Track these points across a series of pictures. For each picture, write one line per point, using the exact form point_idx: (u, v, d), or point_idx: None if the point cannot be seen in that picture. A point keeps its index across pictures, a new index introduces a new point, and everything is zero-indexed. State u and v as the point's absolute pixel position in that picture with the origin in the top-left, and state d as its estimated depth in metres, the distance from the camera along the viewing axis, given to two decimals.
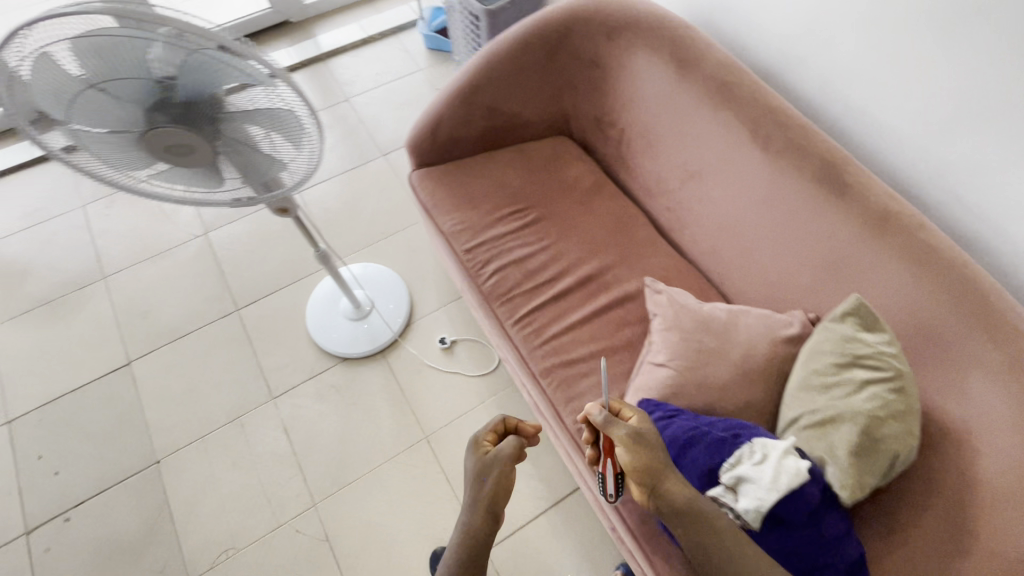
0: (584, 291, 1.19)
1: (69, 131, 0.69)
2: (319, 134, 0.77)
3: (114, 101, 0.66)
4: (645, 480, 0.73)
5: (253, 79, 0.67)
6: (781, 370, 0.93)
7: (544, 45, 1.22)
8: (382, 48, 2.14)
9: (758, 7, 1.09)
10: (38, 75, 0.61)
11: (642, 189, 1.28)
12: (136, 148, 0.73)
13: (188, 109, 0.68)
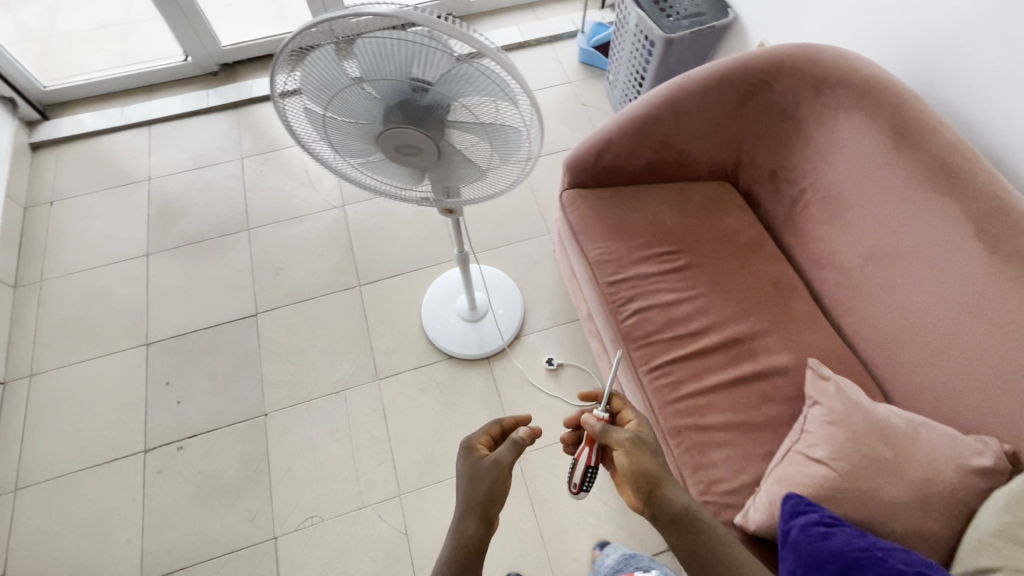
0: (728, 354, 1.11)
1: (316, 115, 0.72)
2: (537, 157, 0.75)
3: (369, 97, 0.67)
4: (641, 484, 0.80)
5: (504, 97, 0.65)
6: (964, 506, 0.82)
7: (740, 89, 1.15)
8: (536, 55, 2.14)
9: (1007, 89, 0.96)
10: (310, 63, 0.63)
11: (810, 256, 1.19)
12: (366, 139, 0.75)
13: (431, 114, 0.68)
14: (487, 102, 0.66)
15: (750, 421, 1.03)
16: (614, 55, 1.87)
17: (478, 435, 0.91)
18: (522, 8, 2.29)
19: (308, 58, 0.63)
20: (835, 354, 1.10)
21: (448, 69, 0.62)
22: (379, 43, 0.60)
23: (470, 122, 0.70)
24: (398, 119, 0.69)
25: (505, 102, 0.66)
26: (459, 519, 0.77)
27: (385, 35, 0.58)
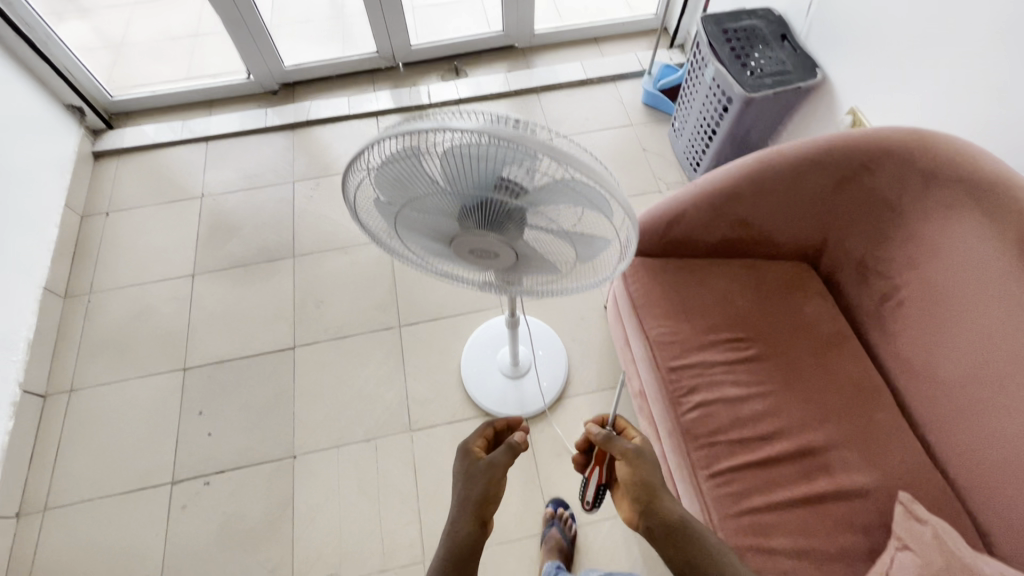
0: (800, 465, 1.00)
1: (385, 206, 0.65)
2: (622, 265, 0.67)
3: (447, 199, 0.60)
4: (641, 495, 0.79)
5: (599, 211, 0.58)
6: None
7: (836, 172, 1.05)
8: (598, 94, 2.07)
9: None
10: (385, 164, 0.57)
11: (898, 360, 1.07)
12: (435, 232, 0.68)
13: (514, 220, 0.61)
14: (576, 211, 0.59)
15: (821, 547, 0.92)
16: (682, 103, 1.77)
17: (475, 440, 0.89)
18: (587, 43, 2.22)
19: (387, 159, 0.56)
20: (925, 478, 0.97)
21: (539, 182, 0.54)
22: (470, 155, 0.53)
23: (553, 229, 0.62)
24: (473, 222, 0.62)
25: (599, 214, 0.59)
26: (453, 520, 0.73)
27: (473, 149, 0.51)
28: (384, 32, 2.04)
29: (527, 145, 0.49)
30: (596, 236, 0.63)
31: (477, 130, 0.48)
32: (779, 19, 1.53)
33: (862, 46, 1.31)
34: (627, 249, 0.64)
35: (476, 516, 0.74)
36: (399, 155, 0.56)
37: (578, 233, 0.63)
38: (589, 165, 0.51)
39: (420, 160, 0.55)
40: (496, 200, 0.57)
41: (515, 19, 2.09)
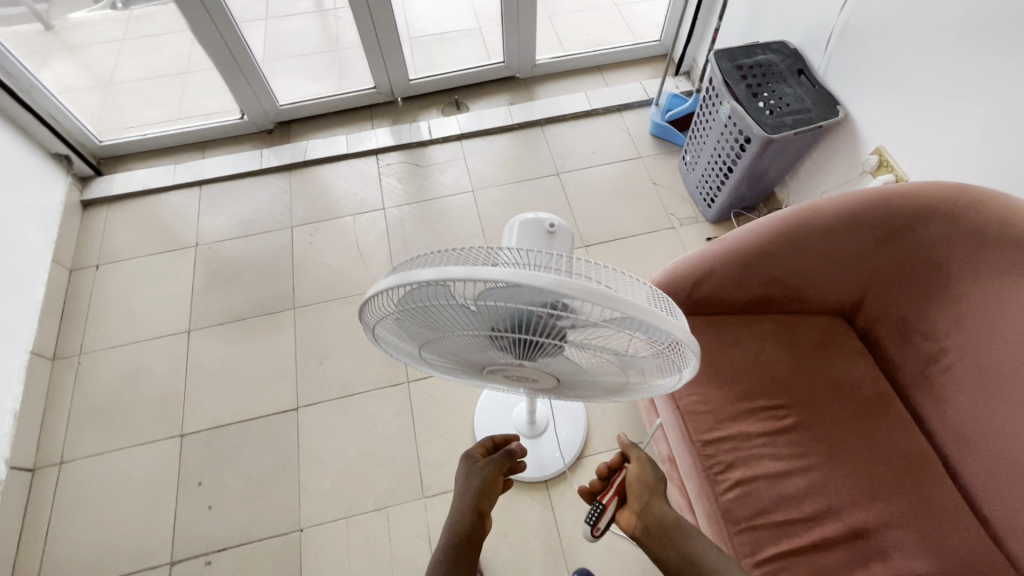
0: (850, 550, 0.93)
1: (406, 333, 0.59)
2: (670, 389, 0.60)
3: (477, 330, 0.54)
4: (645, 490, 0.94)
5: (651, 344, 0.51)
6: None
7: (876, 230, 0.99)
8: (604, 125, 2.01)
9: None
10: (407, 303, 0.52)
11: (946, 426, 1.00)
12: (460, 356, 0.61)
13: (552, 352, 0.55)
14: (623, 344, 0.53)
15: None
16: (693, 137, 1.71)
17: (475, 447, 0.98)
18: (590, 72, 2.17)
19: (409, 295, 0.50)
20: (987, 561, 0.90)
21: (584, 321, 0.48)
22: (508, 297, 0.47)
23: (595, 359, 0.56)
24: (504, 351, 0.57)
25: (649, 347, 0.53)
26: (456, 512, 0.84)
27: (512, 293, 0.45)
28: (381, 67, 1.98)
29: (566, 291, 0.43)
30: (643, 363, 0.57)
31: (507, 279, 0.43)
32: (795, 52, 1.47)
33: (887, 83, 1.25)
34: (677, 376, 0.57)
35: (475, 509, 0.85)
36: (421, 296, 0.50)
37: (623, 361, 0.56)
38: (640, 306, 0.45)
39: (450, 298, 0.49)
40: (531, 336, 0.52)
41: (516, 51, 2.04)
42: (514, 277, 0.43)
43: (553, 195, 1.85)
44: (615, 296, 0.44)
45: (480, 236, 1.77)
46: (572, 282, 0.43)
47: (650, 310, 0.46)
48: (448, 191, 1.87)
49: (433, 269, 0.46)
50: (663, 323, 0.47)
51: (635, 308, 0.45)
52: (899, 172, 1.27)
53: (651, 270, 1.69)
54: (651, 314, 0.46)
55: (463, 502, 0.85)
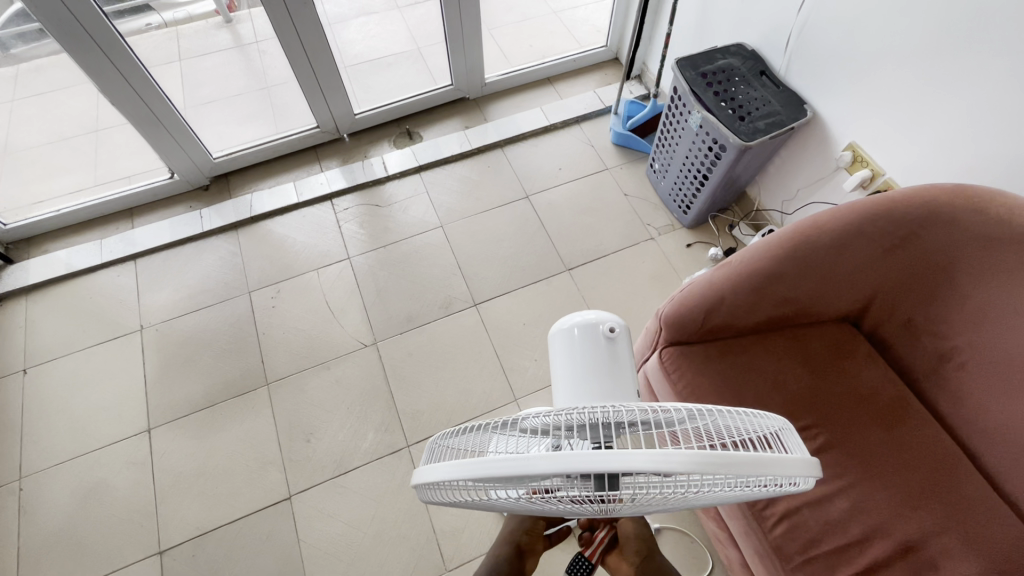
0: (904, 567, 0.91)
1: (464, 500, 0.51)
2: (758, 498, 0.55)
3: (554, 499, 0.47)
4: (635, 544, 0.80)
5: (755, 481, 0.46)
6: None
7: (877, 242, 1.00)
8: (565, 139, 1.96)
9: None
10: (459, 486, 0.47)
11: (968, 423, 1.01)
12: (526, 508, 0.54)
13: (638, 504, 0.48)
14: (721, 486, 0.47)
15: None
16: (661, 145, 1.68)
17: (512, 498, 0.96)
18: (541, 85, 2.11)
19: (479, 478, 0.44)
20: None
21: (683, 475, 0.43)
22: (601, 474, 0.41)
23: (684, 499, 0.50)
24: (582, 506, 0.50)
25: (752, 483, 0.47)
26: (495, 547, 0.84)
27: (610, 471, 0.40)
28: (322, 105, 1.83)
29: (677, 464, 0.37)
30: (737, 492, 0.51)
31: (595, 465, 0.37)
32: (754, 53, 1.46)
33: (853, 79, 1.24)
34: (771, 492, 0.52)
35: (514, 546, 0.84)
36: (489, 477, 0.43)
37: (716, 494, 0.50)
38: (754, 456, 0.40)
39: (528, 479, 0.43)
40: (609, 499, 0.45)
41: (463, 72, 1.94)
42: (603, 461, 0.37)
43: (526, 219, 1.78)
44: (728, 455, 0.38)
45: (457, 275, 1.67)
46: (679, 452, 0.38)
47: (763, 455, 0.40)
48: (415, 230, 1.76)
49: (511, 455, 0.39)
50: (781, 465, 0.41)
51: (748, 458, 0.39)
52: (874, 166, 1.28)
53: (639, 286, 1.65)
54: (767, 460, 0.41)
55: (505, 530, 0.87)
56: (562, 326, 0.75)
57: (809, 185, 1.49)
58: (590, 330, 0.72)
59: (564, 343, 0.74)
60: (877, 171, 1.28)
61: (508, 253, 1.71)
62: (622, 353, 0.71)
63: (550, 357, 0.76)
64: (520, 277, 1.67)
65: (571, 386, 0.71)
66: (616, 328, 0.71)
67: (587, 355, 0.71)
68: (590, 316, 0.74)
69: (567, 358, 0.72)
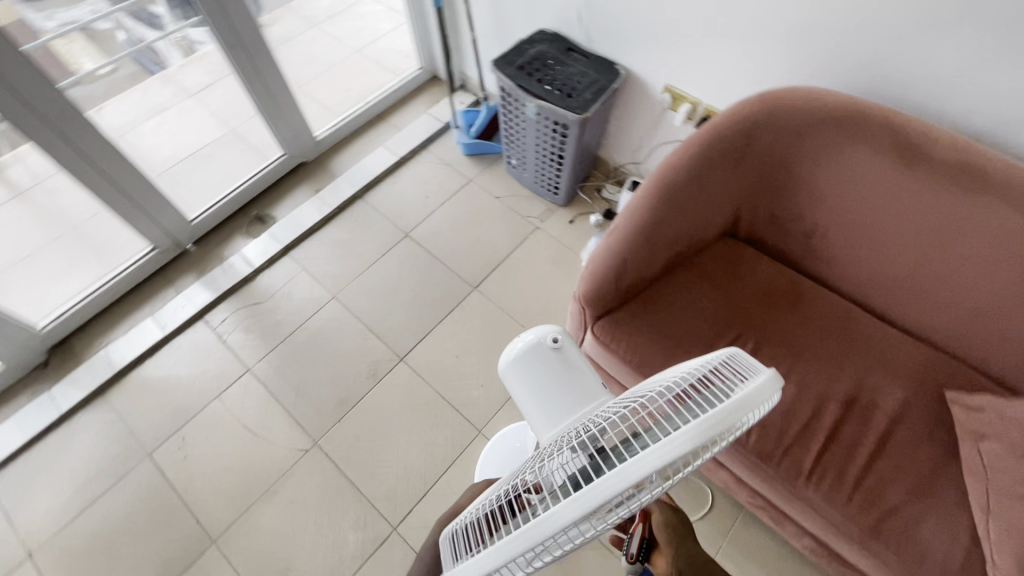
0: (854, 418, 1.03)
1: None
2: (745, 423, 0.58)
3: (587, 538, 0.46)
4: (668, 534, 0.74)
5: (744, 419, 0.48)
6: None
7: (723, 161, 1.12)
8: (419, 166, 1.95)
9: (943, 78, 1.01)
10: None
11: (846, 277, 1.18)
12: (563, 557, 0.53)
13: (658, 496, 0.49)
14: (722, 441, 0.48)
15: (928, 480, 0.96)
16: (510, 142, 1.73)
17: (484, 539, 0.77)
18: (375, 125, 2.08)
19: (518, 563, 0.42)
20: (930, 362, 1.08)
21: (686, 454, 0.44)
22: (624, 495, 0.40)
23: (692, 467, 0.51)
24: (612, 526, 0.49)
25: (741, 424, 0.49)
26: None
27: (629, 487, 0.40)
28: (150, 223, 1.63)
29: (683, 448, 0.38)
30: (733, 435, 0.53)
31: (615, 491, 0.37)
32: (554, 34, 1.55)
33: (649, 30, 1.38)
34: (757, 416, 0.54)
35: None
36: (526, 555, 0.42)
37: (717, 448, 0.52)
38: (739, 402, 0.41)
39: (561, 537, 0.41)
40: (634, 506, 0.45)
41: (292, 137, 1.85)
42: (619, 481, 0.37)
43: (416, 257, 1.74)
44: (718, 414, 0.40)
45: (372, 337, 1.59)
46: (679, 434, 0.38)
47: (746, 396, 0.42)
48: (307, 312, 1.64)
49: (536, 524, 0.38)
50: (761, 395, 0.43)
51: (736, 407, 0.41)
52: (690, 99, 1.43)
53: (545, 274, 1.69)
54: (746, 396, 0.42)
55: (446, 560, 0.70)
56: (509, 354, 0.74)
57: (647, 131, 1.62)
58: (534, 346, 0.71)
59: (520, 374, 0.71)
60: (695, 102, 1.43)
61: (414, 296, 1.66)
62: (573, 359, 0.72)
63: (509, 387, 0.72)
64: (435, 312, 1.63)
65: (543, 406, 0.68)
66: (559, 336, 0.73)
67: (544, 370, 0.70)
68: (527, 333, 0.74)
69: (528, 381, 0.70)
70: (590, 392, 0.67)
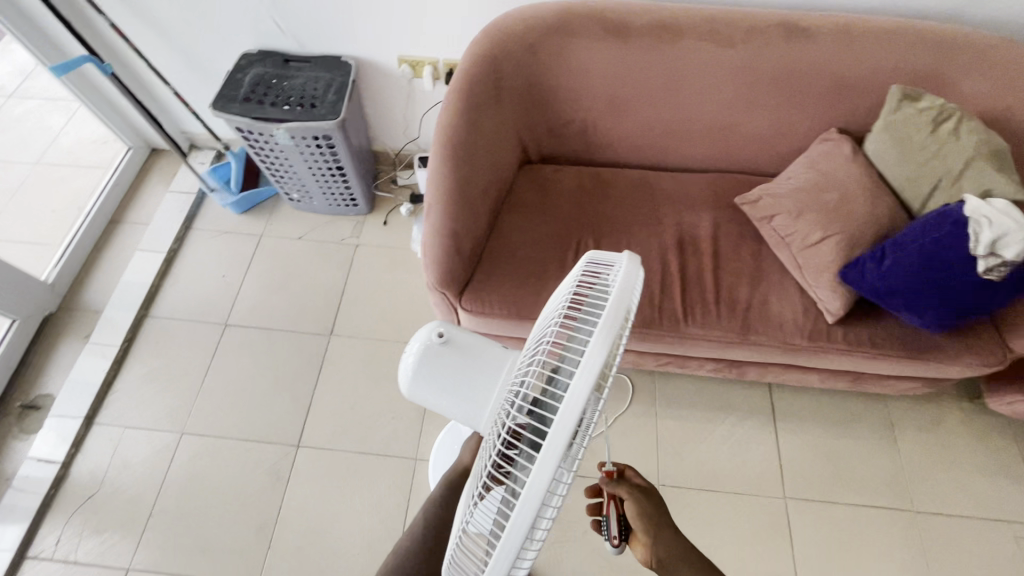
0: (691, 253, 1.19)
1: None
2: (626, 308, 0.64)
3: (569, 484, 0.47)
4: (645, 522, 0.67)
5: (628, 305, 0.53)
6: (873, 173, 1.11)
7: (486, 101, 1.16)
8: (195, 249, 1.69)
9: None
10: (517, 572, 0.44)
11: (626, 152, 1.34)
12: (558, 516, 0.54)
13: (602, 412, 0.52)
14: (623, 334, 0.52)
15: (758, 268, 1.17)
16: (280, 179, 1.59)
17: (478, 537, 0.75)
18: (115, 232, 1.73)
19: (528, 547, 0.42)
20: (714, 183, 1.30)
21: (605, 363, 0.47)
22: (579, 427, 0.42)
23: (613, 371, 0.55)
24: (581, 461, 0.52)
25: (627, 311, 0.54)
26: None
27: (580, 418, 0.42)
28: None
29: (602, 357, 0.40)
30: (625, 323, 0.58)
31: (572, 427, 0.38)
32: (263, 52, 1.44)
33: (352, 11, 1.34)
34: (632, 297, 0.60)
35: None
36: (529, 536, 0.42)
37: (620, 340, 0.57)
38: (621, 294, 0.45)
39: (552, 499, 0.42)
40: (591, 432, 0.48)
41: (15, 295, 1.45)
42: (570, 416, 0.39)
43: (250, 341, 1.53)
44: (611, 312, 0.43)
45: (252, 445, 1.39)
46: (594, 348, 0.41)
47: (623, 285, 0.46)
48: (159, 469, 1.36)
49: (525, 501, 0.39)
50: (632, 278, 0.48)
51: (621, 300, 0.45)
52: (427, 61, 1.43)
53: (390, 284, 1.62)
54: (623, 285, 0.45)
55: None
56: (400, 366, 0.65)
57: (404, 106, 1.60)
58: (422, 351, 0.63)
59: (425, 387, 0.63)
60: (433, 62, 1.43)
61: (271, 379, 1.48)
62: (465, 341, 0.64)
63: (422, 405, 0.65)
64: (303, 381, 1.47)
65: (454, 405, 0.62)
66: (440, 328, 0.64)
67: (444, 369, 0.63)
68: (410, 337, 0.65)
69: (437, 389, 0.63)
70: (497, 372, 0.62)
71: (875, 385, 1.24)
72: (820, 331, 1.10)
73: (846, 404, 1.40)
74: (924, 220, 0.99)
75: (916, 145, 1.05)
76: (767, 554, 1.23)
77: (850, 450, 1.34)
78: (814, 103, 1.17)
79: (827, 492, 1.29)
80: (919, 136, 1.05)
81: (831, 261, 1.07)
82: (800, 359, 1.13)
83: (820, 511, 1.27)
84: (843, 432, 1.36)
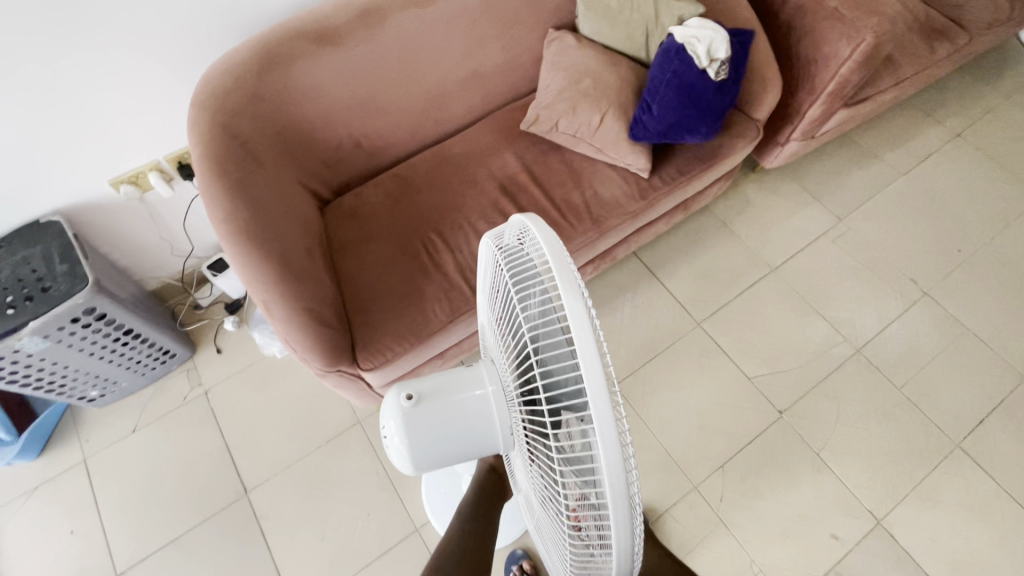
0: (518, 191, 1.25)
1: None
2: None
3: None
4: None
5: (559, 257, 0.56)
6: (602, 49, 1.26)
7: (251, 169, 1.04)
8: (11, 529, 1.29)
9: None
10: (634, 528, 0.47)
11: (407, 141, 1.32)
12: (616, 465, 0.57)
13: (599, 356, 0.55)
14: None
15: (573, 169, 1.27)
16: (63, 389, 1.26)
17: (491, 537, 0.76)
18: None
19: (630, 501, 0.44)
20: (495, 124, 1.36)
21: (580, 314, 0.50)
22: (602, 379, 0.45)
23: None
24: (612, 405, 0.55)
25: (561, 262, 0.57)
26: None
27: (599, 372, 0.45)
28: None
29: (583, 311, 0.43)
30: None
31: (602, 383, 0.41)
32: None
33: (19, 163, 1.07)
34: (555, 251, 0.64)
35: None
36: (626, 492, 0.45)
37: None
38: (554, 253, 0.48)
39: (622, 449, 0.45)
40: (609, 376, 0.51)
41: None
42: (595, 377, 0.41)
43: (162, 566, 1.25)
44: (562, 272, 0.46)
45: None
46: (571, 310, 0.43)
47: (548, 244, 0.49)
48: None
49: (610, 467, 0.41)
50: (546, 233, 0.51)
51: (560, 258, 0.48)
52: (147, 168, 1.22)
53: (271, 401, 1.43)
54: (550, 246, 0.48)
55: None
56: (387, 442, 0.62)
57: (155, 228, 1.35)
58: (402, 423, 0.59)
59: (432, 453, 0.61)
60: (155, 165, 1.23)
61: None
62: (435, 391, 0.61)
63: (437, 466, 0.63)
64: (254, 554, 1.26)
65: (468, 446, 0.62)
66: (409, 395, 0.60)
67: (437, 427, 0.60)
68: (383, 412, 0.61)
69: (444, 447, 0.61)
70: (484, 401, 0.61)
71: (700, 199, 1.47)
72: (644, 188, 1.25)
73: (690, 227, 1.64)
74: (657, 62, 1.17)
75: (616, 11, 1.22)
76: (717, 370, 1.43)
77: (714, 257, 1.59)
78: (525, 17, 1.27)
79: (720, 296, 1.53)
80: (613, 3, 1.22)
81: (620, 130, 1.20)
82: (643, 218, 1.29)
83: (726, 313, 1.50)
84: (701, 248, 1.60)
